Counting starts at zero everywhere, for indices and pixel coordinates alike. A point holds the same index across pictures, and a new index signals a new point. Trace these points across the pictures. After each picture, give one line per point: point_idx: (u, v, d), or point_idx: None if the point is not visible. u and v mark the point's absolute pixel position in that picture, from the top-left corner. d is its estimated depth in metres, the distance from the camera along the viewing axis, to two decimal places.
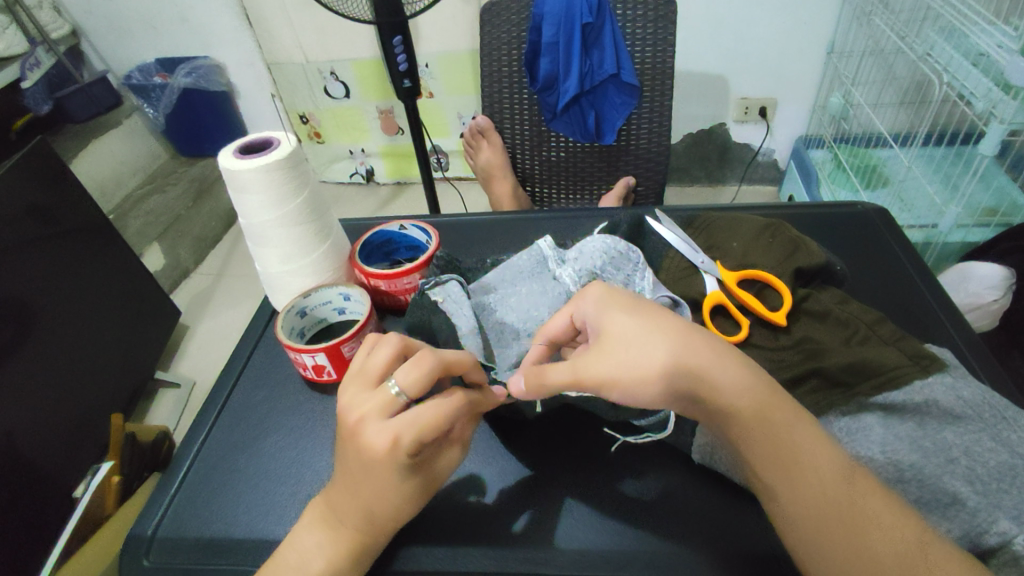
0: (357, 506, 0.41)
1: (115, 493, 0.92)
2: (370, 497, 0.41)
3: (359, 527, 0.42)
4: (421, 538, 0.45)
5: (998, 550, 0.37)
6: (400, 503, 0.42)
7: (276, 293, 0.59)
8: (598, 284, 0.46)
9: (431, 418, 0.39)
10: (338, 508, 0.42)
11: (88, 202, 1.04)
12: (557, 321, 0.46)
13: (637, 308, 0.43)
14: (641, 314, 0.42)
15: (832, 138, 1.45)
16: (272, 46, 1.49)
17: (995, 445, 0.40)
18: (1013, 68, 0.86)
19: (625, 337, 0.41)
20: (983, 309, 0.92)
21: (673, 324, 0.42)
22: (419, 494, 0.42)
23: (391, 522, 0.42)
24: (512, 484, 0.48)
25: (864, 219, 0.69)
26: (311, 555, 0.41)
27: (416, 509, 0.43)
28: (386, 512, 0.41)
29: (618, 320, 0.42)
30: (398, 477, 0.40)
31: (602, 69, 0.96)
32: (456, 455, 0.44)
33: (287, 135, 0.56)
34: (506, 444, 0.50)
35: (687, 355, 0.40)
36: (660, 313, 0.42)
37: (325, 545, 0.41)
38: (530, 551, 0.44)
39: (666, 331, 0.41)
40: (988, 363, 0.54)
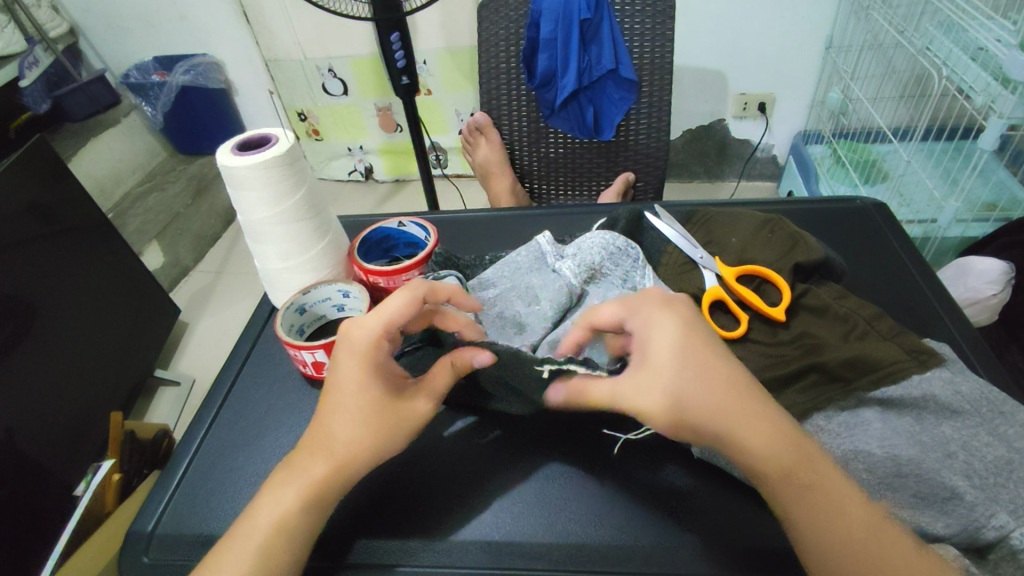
0: (328, 437, 0.43)
1: (115, 491, 0.93)
2: (339, 416, 0.43)
3: (327, 463, 0.42)
4: (376, 529, 0.45)
5: (995, 545, 0.38)
6: (365, 430, 0.43)
7: (276, 291, 0.59)
8: (660, 299, 0.42)
9: (399, 305, 0.44)
10: (310, 446, 0.43)
11: (87, 201, 1.04)
12: (609, 313, 0.43)
13: (690, 344, 0.40)
14: (688, 352, 0.39)
15: (831, 134, 1.44)
16: (271, 44, 1.49)
17: (991, 440, 0.41)
18: (1012, 63, 0.86)
19: (678, 380, 0.39)
20: (982, 303, 0.92)
21: (709, 371, 0.39)
22: (385, 424, 0.43)
23: (355, 462, 0.43)
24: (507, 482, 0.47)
25: (863, 213, 0.69)
26: (285, 506, 0.42)
27: (382, 451, 0.43)
28: (354, 448, 0.43)
29: (672, 360, 0.39)
30: (366, 380, 0.43)
31: (600, 64, 0.95)
32: (427, 402, 0.45)
33: (284, 131, 0.55)
34: (503, 441, 0.50)
35: (691, 403, 0.38)
36: (707, 354, 0.39)
37: (288, 479, 0.42)
38: (528, 549, 0.43)
39: (698, 380, 0.38)
40: (987, 358, 0.54)
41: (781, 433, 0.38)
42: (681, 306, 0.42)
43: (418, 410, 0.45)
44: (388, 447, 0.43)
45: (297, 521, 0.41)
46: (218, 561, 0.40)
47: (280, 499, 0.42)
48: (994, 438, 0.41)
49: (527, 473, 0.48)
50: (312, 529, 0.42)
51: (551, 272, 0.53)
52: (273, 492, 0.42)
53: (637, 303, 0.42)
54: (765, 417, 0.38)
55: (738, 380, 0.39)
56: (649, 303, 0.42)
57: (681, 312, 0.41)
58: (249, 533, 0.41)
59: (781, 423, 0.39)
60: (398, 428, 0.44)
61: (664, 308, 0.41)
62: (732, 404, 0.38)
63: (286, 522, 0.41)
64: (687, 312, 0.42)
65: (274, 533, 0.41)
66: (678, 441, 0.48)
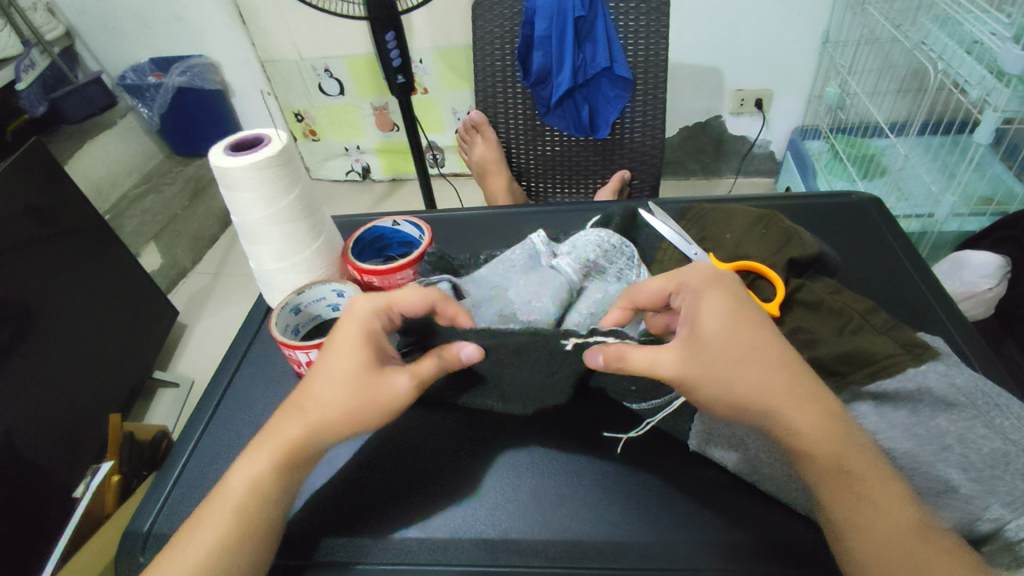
0: (308, 398, 0.45)
1: (115, 492, 0.93)
2: (320, 378, 0.45)
3: (301, 424, 0.44)
4: (348, 529, 0.45)
5: (991, 537, 0.39)
6: (341, 393, 0.44)
7: (271, 292, 0.59)
8: (711, 272, 0.44)
9: (410, 293, 0.46)
10: (289, 409, 0.46)
11: (83, 202, 1.04)
12: (654, 284, 0.45)
13: (739, 318, 0.41)
14: (731, 318, 0.41)
15: (829, 129, 1.44)
16: (266, 44, 1.49)
17: (987, 432, 0.40)
18: (1007, 56, 0.86)
19: (723, 351, 0.40)
20: (977, 297, 0.92)
21: (757, 351, 0.40)
22: (361, 391, 0.44)
23: (329, 425, 0.44)
24: (502, 475, 0.48)
25: (857, 207, 0.70)
26: (253, 470, 0.43)
27: (354, 417, 0.44)
28: (329, 410, 0.44)
29: (719, 332, 0.41)
30: (352, 342, 0.45)
31: (595, 62, 0.96)
32: (407, 382, 0.44)
33: (277, 132, 0.55)
34: (487, 437, 0.50)
35: (716, 365, 0.40)
36: (749, 322, 0.41)
37: (263, 444, 0.44)
38: (517, 545, 0.43)
39: (731, 345, 0.40)
40: (980, 349, 0.54)
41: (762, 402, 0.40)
42: (730, 278, 0.44)
43: (397, 386, 0.44)
44: (359, 416, 0.44)
45: (269, 483, 0.43)
46: (198, 521, 0.43)
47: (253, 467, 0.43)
48: (990, 430, 0.41)
49: (517, 468, 0.48)
50: (280, 497, 0.43)
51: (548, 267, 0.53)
52: (248, 460, 0.44)
53: (688, 278, 0.44)
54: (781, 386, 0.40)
55: (774, 349, 0.41)
56: (702, 273, 0.44)
57: (731, 285, 0.43)
58: (223, 495, 0.43)
59: (809, 388, 0.40)
60: (371, 399, 0.44)
61: (715, 278, 0.43)
62: (759, 371, 0.40)
63: (257, 482, 0.43)
64: (736, 285, 0.44)
65: (246, 495, 0.43)
66: (674, 434, 0.49)
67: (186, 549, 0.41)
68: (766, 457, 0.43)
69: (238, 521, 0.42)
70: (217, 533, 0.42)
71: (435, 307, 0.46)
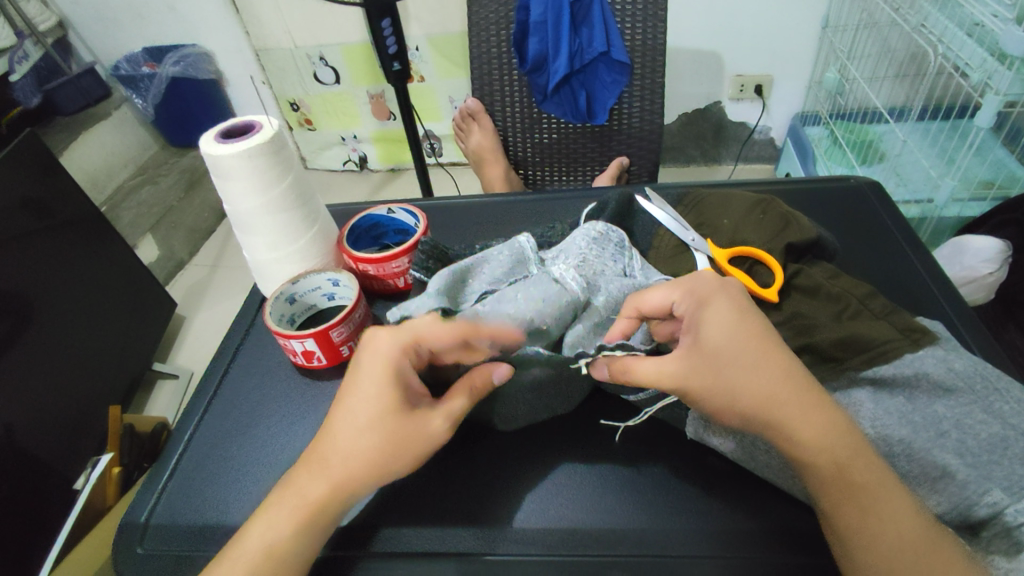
0: (333, 450, 0.43)
1: (115, 484, 0.94)
2: (346, 425, 0.43)
3: (327, 481, 0.42)
4: (410, 521, 0.45)
5: (990, 522, 0.38)
6: (372, 441, 0.42)
7: (266, 282, 0.59)
8: (716, 281, 0.43)
9: (438, 328, 0.42)
10: (310, 462, 0.43)
11: (79, 194, 1.03)
12: (662, 292, 0.43)
13: (745, 326, 0.41)
14: (739, 324, 0.41)
15: (828, 114, 1.42)
16: (260, 33, 1.47)
17: (985, 418, 0.40)
18: (1009, 37, 0.85)
19: (725, 357, 0.40)
20: (978, 282, 0.91)
21: (762, 356, 0.40)
22: (395, 437, 0.43)
23: (361, 477, 0.42)
24: (508, 464, 0.47)
25: (857, 192, 0.69)
26: (275, 528, 0.41)
27: (388, 464, 0.43)
28: (360, 462, 0.42)
29: (723, 340, 0.40)
30: (377, 384, 0.43)
31: (591, 47, 0.95)
32: (440, 422, 0.43)
33: (269, 119, 0.55)
34: (471, 428, 0.50)
35: (725, 372, 0.40)
36: (753, 329, 0.41)
37: (285, 499, 0.42)
38: (513, 533, 0.44)
39: (740, 355, 0.40)
40: (979, 334, 0.54)
41: (761, 412, 0.39)
42: (734, 288, 0.43)
43: (432, 428, 0.43)
44: (393, 463, 0.43)
45: (289, 543, 0.41)
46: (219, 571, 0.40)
47: (278, 520, 0.41)
48: (989, 415, 0.41)
49: (506, 458, 0.48)
50: (306, 552, 0.41)
51: (552, 279, 0.48)
52: (268, 515, 0.42)
53: (694, 286, 0.43)
54: (782, 392, 0.39)
55: (776, 357, 0.40)
56: (707, 282, 0.43)
57: (738, 296, 0.43)
58: (238, 555, 0.40)
59: (803, 390, 0.39)
60: (405, 445, 0.43)
61: (722, 288, 0.43)
62: (764, 377, 0.39)
63: (284, 541, 0.41)
64: (740, 294, 0.43)
65: (268, 556, 0.40)
66: (671, 423, 0.48)
67: None
68: (762, 446, 0.43)
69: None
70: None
71: (467, 339, 0.42)
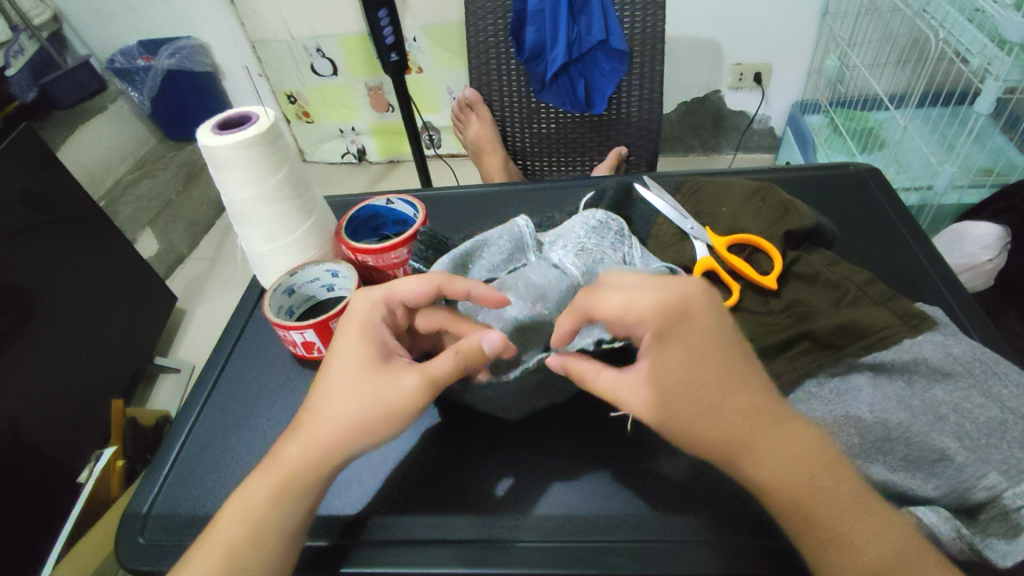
0: (313, 413, 0.43)
1: (120, 476, 0.94)
2: (322, 389, 0.44)
3: (301, 445, 0.42)
4: (408, 509, 0.45)
5: (987, 505, 0.39)
6: (346, 395, 0.43)
7: (264, 274, 0.59)
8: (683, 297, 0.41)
9: (409, 280, 0.47)
10: (292, 430, 0.44)
11: (77, 188, 1.03)
12: (613, 302, 0.41)
13: (706, 349, 0.40)
14: (698, 364, 0.40)
15: (828, 103, 1.42)
16: (257, 24, 1.47)
17: (984, 401, 0.41)
18: (1009, 23, 0.84)
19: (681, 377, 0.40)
20: (978, 269, 0.91)
21: (723, 383, 0.39)
22: (367, 392, 0.42)
23: (331, 439, 0.42)
24: (512, 455, 0.48)
25: (856, 178, 0.69)
26: (253, 502, 0.41)
27: (361, 424, 0.42)
28: (332, 426, 0.42)
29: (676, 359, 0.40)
30: (355, 341, 0.45)
31: (590, 35, 0.95)
32: (415, 379, 0.42)
33: (265, 109, 0.54)
34: (473, 420, 0.50)
35: (681, 391, 0.39)
36: (716, 355, 0.40)
37: (263, 472, 0.42)
38: (536, 521, 0.44)
39: (694, 399, 0.39)
40: (978, 319, 0.54)
41: (718, 456, 0.39)
42: (706, 321, 0.41)
43: (407, 385, 0.42)
44: (366, 422, 0.42)
45: (266, 516, 0.40)
46: (197, 551, 0.40)
47: (253, 494, 0.41)
48: (987, 399, 0.41)
49: (500, 446, 0.48)
50: (282, 527, 0.41)
51: (551, 266, 0.50)
52: (246, 488, 0.42)
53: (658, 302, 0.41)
54: (750, 438, 0.38)
55: (740, 402, 0.39)
56: (664, 315, 0.40)
57: (705, 329, 0.40)
58: (217, 532, 0.40)
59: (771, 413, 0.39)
60: (376, 402, 0.42)
61: (680, 324, 0.40)
62: (724, 424, 0.38)
63: (262, 514, 0.40)
64: (713, 330, 0.40)
65: (247, 529, 0.40)
66: None
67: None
68: None
69: (227, 563, 0.39)
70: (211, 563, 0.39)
71: (442, 289, 0.46)
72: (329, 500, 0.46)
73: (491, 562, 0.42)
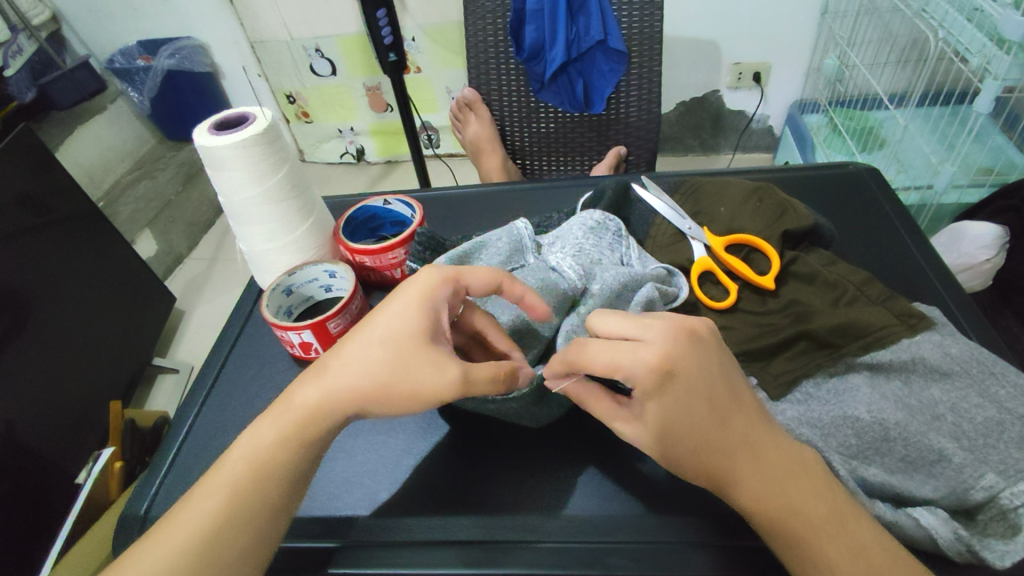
0: (340, 366, 0.42)
1: (118, 478, 0.95)
2: (359, 340, 0.42)
3: (318, 391, 0.42)
4: (411, 512, 0.45)
5: (985, 506, 0.39)
6: (382, 358, 0.41)
7: (263, 274, 0.59)
8: (681, 348, 0.37)
9: (478, 269, 0.44)
10: (307, 374, 0.43)
11: (76, 189, 1.03)
12: (600, 357, 0.37)
13: (712, 399, 0.37)
14: (682, 415, 0.37)
15: (827, 102, 1.42)
16: (256, 24, 1.47)
17: (981, 401, 0.41)
18: (1007, 23, 0.84)
19: (674, 421, 0.37)
20: (976, 269, 0.91)
21: (719, 422, 0.38)
22: (406, 364, 0.40)
23: (349, 396, 0.41)
24: (528, 456, 0.48)
25: (855, 178, 0.69)
26: (261, 440, 0.42)
27: (385, 393, 0.40)
28: (355, 384, 0.41)
29: (676, 406, 0.37)
30: (411, 307, 0.42)
31: (588, 35, 0.95)
32: (456, 374, 0.40)
33: (263, 110, 0.54)
34: (487, 425, 0.50)
35: (675, 429, 0.38)
36: (717, 395, 0.38)
37: (274, 410, 0.43)
38: (565, 519, 0.44)
39: (683, 441, 0.38)
40: (977, 322, 0.54)
41: (703, 482, 0.39)
42: (692, 372, 0.37)
43: (445, 374, 0.40)
44: (390, 393, 0.40)
45: (275, 456, 0.41)
46: (203, 481, 0.42)
47: (245, 445, 0.42)
48: (985, 399, 0.41)
49: (503, 448, 0.48)
50: (284, 477, 0.41)
51: (548, 268, 0.49)
52: (257, 426, 0.43)
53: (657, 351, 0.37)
54: (727, 471, 0.38)
55: (726, 442, 0.38)
56: (652, 378, 0.36)
57: (694, 382, 0.37)
58: (225, 466, 0.42)
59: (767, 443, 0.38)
60: (409, 380, 0.40)
61: (666, 384, 0.36)
62: (709, 457, 0.38)
63: (267, 451, 0.41)
64: (700, 378, 0.37)
65: (251, 463, 0.41)
66: None
67: (191, 506, 0.40)
68: None
69: (236, 493, 0.40)
70: (221, 493, 0.40)
71: (501, 287, 0.44)
72: (329, 501, 0.47)
73: (489, 564, 0.41)
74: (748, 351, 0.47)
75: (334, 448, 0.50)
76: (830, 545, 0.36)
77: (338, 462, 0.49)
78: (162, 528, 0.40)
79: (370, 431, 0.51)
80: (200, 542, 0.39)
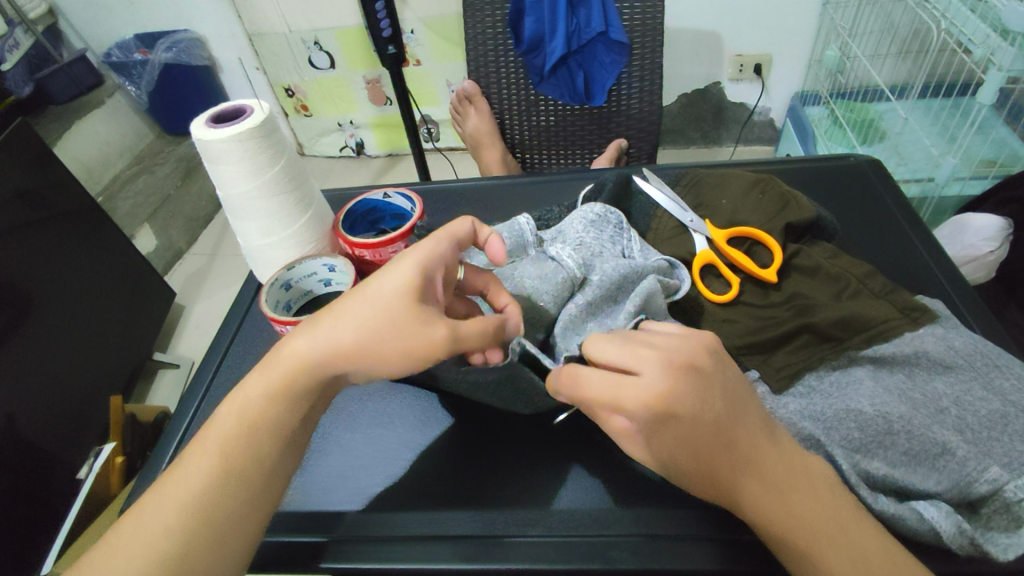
0: (332, 324, 0.41)
1: (119, 473, 0.94)
2: (353, 297, 0.41)
3: (311, 348, 0.41)
4: (406, 507, 0.45)
5: (989, 499, 0.38)
6: (376, 315, 0.40)
7: (260, 268, 0.59)
8: (682, 378, 0.35)
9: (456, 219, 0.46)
10: (296, 334, 0.42)
11: (75, 184, 1.02)
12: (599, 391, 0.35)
13: (716, 428, 0.36)
14: (681, 447, 0.35)
15: (829, 93, 1.41)
16: (253, 17, 1.45)
17: (985, 395, 0.41)
18: (1011, 13, 0.83)
19: (670, 447, 0.36)
20: (980, 260, 0.91)
21: (720, 447, 0.36)
22: (399, 323, 0.39)
23: (340, 356, 0.40)
24: (526, 451, 0.47)
25: (857, 171, 0.68)
26: (251, 401, 0.41)
27: (374, 349, 0.40)
28: (346, 341, 0.40)
29: (672, 438, 0.35)
30: (407, 265, 0.41)
31: (589, 27, 0.94)
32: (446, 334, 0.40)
33: (259, 102, 0.54)
34: (486, 421, 0.49)
35: (671, 455, 0.36)
36: (720, 424, 0.36)
37: (266, 365, 0.42)
38: (559, 513, 0.44)
39: (680, 459, 0.36)
40: (981, 314, 0.53)
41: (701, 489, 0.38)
42: (694, 411, 0.35)
43: (435, 333, 0.39)
44: (378, 350, 0.40)
45: (265, 423, 0.41)
46: (193, 446, 0.41)
47: (226, 421, 0.41)
48: (989, 392, 0.41)
49: (499, 440, 0.48)
50: (274, 445, 0.41)
51: (548, 259, 0.49)
52: (247, 385, 0.42)
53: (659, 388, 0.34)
54: (727, 481, 0.37)
55: (727, 458, 0.36)
56: (647, 417, 0.34)
57: (694, 419, 0.35)
58: (214, 430, 0.41)
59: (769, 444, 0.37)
60: (401, 337, 0.39)
61: (664, 421, 0.34)
62: (708, 469, 0.37)
63: (258, 417, 0.41)
64: (702, 415, 0.35)
65: (243, 423, 0.41)
66: None
67: (182, 473, 0.40)
68: None
69: (223, 459, 0.40)
70: (211, 459, 0.40)
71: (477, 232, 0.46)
72: (323, 497, 0.47)
73: (486, 558, 0.41)
74: (749, 343, 0.47)
75: (329, 441, 0.50)
76: (828, 539, 0.36)
77: (333, 457, 0.49)
78: (142, 509, 0.39)
79: (368, 425, 0.51)
80: (185, 522, 0.38)
